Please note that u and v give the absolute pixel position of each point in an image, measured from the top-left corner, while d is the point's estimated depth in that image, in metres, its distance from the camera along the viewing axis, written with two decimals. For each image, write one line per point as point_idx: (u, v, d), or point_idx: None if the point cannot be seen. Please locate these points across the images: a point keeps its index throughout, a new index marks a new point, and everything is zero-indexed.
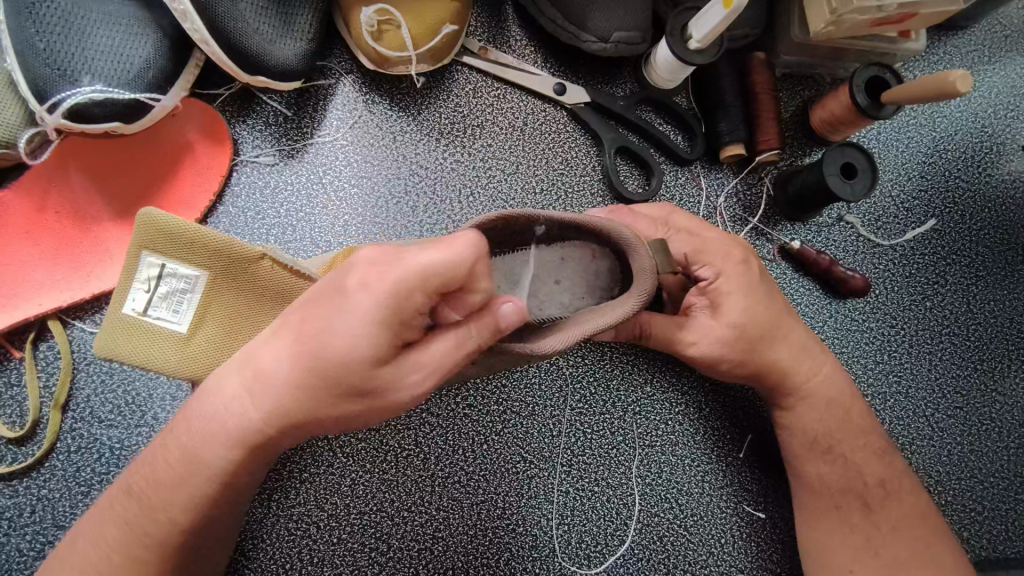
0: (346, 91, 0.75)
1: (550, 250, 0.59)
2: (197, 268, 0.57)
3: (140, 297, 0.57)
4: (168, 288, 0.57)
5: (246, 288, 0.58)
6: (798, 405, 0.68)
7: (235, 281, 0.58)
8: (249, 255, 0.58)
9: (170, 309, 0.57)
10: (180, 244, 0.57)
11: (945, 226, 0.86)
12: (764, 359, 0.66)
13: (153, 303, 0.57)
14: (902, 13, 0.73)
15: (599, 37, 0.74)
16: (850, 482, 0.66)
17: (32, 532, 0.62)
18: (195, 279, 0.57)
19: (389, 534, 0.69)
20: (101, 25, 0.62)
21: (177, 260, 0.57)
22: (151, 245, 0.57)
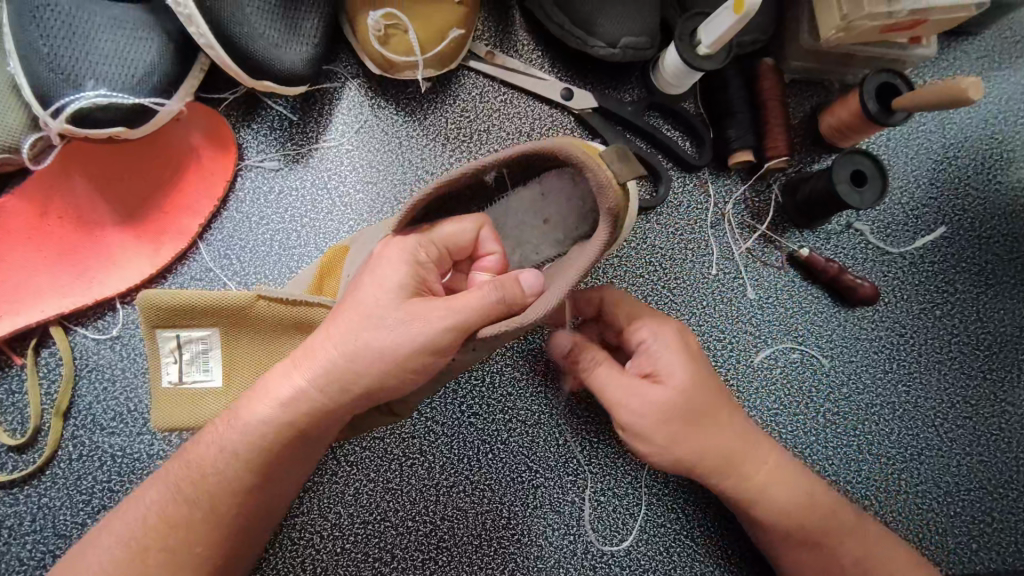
0: (352, 95, 0.75)
1: (531, 187, 0.60)
2: (207, 325, 0.58)
3: (172, 369, 0.58)
4: (191, 353, 0.58)
5: (254, 331, 0.58)
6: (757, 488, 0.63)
7: (246, 326, 0.58)
8: (244, 300, 0.57)
9: (200, 370, 0.58)
10: (190, 312, 0.57)
11: (955, 234, 0.85)
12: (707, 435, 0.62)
13: (184, 371, 0.58)
14: (912, 19, 0.72)
15: (607, 42, 0.74)
16: (823, 563, 0.65)
17: (33, 541, 0.61)
18: (211, 336, 0.58)
19: (393, 544, 0.68)
20: (104, 29, 0.61)
21: (191, 326, 0.57)
22: (166, 325, 0.57)
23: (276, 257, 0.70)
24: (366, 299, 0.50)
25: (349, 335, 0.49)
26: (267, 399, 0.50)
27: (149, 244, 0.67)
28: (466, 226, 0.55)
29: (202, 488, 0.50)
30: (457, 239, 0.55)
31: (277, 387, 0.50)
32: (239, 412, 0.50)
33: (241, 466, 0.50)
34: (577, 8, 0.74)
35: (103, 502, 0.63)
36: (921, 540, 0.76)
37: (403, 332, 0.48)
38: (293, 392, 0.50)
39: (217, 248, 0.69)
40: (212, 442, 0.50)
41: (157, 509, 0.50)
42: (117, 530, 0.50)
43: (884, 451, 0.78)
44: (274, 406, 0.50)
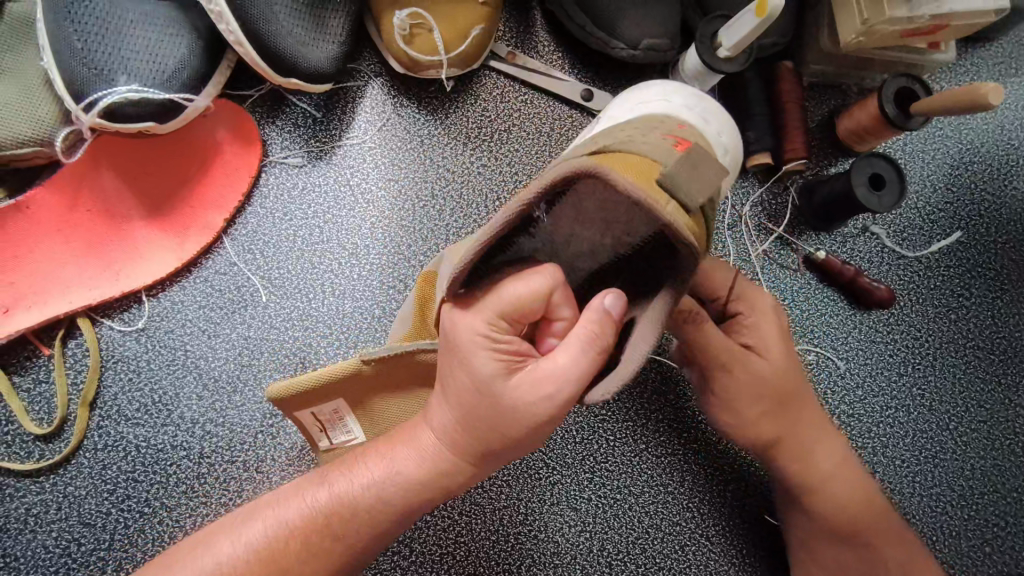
0: (375, 94, 0.76)
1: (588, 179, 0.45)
2: (334, 398, 0.57)
3: (319, 434, 0.60)
4: (330, 420, 0.59)
5: (383, 387, 0.57)
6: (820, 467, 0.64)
7: (362, 388, 0.57)
8: (353, 366, 0.54)
9: (347, 434, 0.60)
10: (317, 394, 0.56)
11: (970, 238, 0.85)
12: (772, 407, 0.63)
13: (331, 435, 0.60)
14: (932, 24, 0.73)
15: (629, 44, 0.74)
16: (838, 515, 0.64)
17: (59, 529, 0.62)
18: (340, 404, 0.58)
19: (413, 538, 0.69)
20: (136, 25, 0.62)
21: (319, 404, 0.57)
22: (302, 407, 0.57)
23: (298, 252, 0.71)
24: (463, 384, 0.48)
25: (474, 409, 0.48)
26: (413, 449, 0.52)
27: (174, 238, 0.68)
28: (532, 287, 0.46)
29: (341, 521, 0.51)
30: (521, 304, 0.46)
31: (424, 441, 0.52)
32: (389, 457, 0.52)
33: (381, 506, 0.52)
34: (599, 10, 0.74)
35: (127, 492, 0.64)
36: (934, 543, 0.76)
37: (524, 399, 0.47)
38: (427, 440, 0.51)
39: (241, 242, 0.70)
40: (362, 481, 0.52)
41: (299, 534, 0.51)
42: (240, 538, 0.52)
43: (899, 454, 0.79)
44: (416, 460, 0.52)
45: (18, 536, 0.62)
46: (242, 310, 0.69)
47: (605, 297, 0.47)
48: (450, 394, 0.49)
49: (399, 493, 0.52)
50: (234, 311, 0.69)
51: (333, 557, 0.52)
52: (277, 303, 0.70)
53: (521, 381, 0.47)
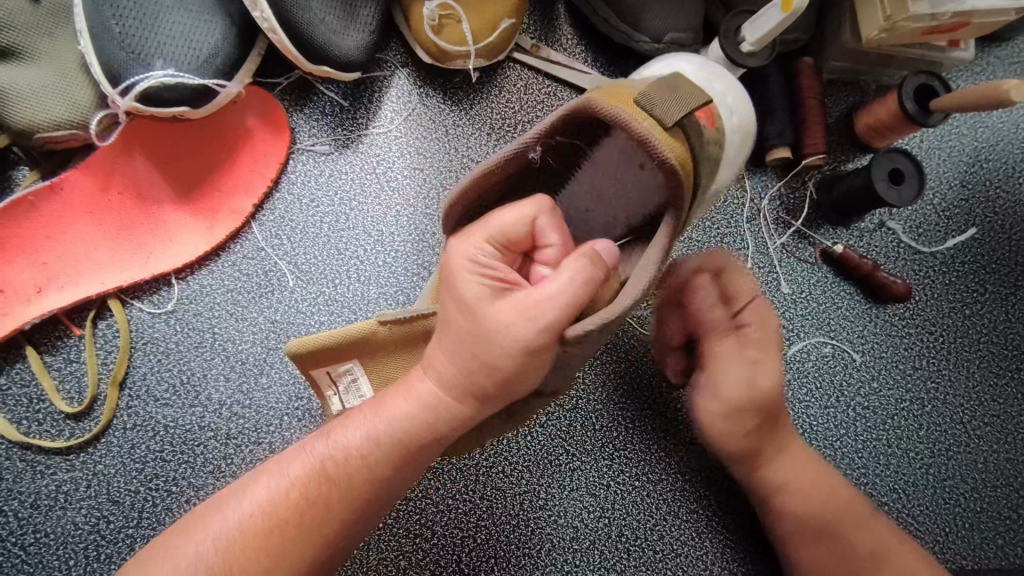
0: (401, 83, 0.76)
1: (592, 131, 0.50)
2: (350, 359, 0.58)
3: (334, 400, 0.61)
4: (344, 384, 0.60)
5: (394, 347, 0.58)
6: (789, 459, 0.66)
7: (377, 349, 0.58)
8: (371, 326, 0.56)
9: (357, 397, 0.60)
10: (334, 353, 0.57)
11: (985, 235, 0.86)
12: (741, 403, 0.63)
13: (342, 400, 0.61)
14: (954, 22, 0.74)
15: (653, 37, 0.75)
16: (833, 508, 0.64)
17: (88, 506, 0.63)
18: (354, 365, 0.59)
19: (434, 521, 0.70)
20: (172, 11, 0.63)
21: (336, 363, 0.58)
22: (317, 367, 0.58)
23: (325, 238, 0.72)
24: (455, 317, 0.49)
25: (467, 343, 0.48)
26: (408, 399, 0.51)
27: (204, 222, 0.69)
28: (518, 213, 0.50)
29: (343, 472, 0.51)
30: (509, 230, 0.50)
31: (417, 389, 0.52)
32: (380, 406, 0.52)
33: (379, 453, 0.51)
34: (624, 3, 0.75)
35: (155, 470, 0.65)
36: (947, 534, 0.77)
37: (507, 321, 0.46)
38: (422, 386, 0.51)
39: (269, 228, 0.71)
40: (354, 432, 0.52)
41: (298, 485, 0.50)
42: (241, 498, 0.50)
43: (913, 446, 0.79)
44: (410, 406, 0.51)
45: (48, 512, 0.63)
46: (269, 294, 0.70)
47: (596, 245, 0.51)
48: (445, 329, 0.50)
49: (399, 435, 0.51)
50: (261, 295, 0.70)
51: (337, 513, 0.50)
52: (303, 288, 0.71)
53: (504, 305, 0.47)
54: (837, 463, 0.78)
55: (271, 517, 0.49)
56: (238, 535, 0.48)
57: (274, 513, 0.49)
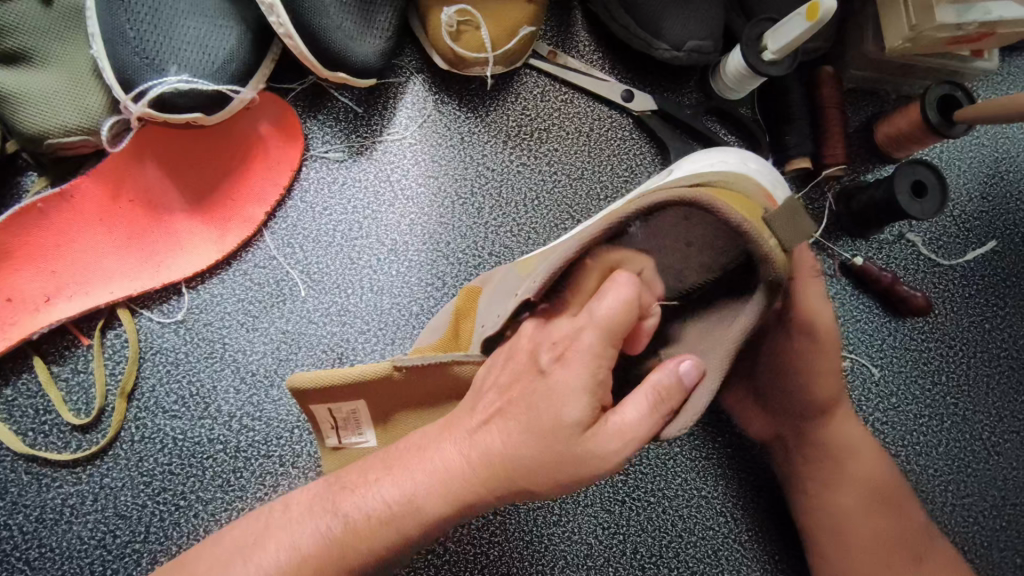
0: (416, 90, 0.75)
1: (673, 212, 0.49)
2: (354, 401, 0.54)
3: (333, 435, 0.57)
4: (346, 424, 0.56)
5: (403, 394, 0.54)
6: (858, 462, 0.65)
7: (386, 391, 0.54)
8: (382, 371, 0.52)
9: (359, 437, 0.57)
10: (337, 393, 0.54)
11: (1005, 248, 0.85)
12: (825, 392, 0.64)
13: (342, 435, 0.57)
14: (980, 32, 0.73)
15: (673, 45, 0.74)
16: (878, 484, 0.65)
17: (94, 520, 0.62)
18: (359, 407, 0.55)
19: (447, 537, 0.68)
20: (187, 15, 0.61)
21: (339, 403, 0.54)
22: (320, 402, 0.55)
23: (338, 248, 0.71)
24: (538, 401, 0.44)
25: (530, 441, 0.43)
26: (438, 478, 0.45)
27: (215, 231, 0.68)
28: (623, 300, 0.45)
29: (352, 552, 0.45)
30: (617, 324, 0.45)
31: (449, 469, 0.45)
32: (404, 482, 0.46)
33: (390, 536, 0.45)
34: (644, 10, 0.74)
35: (163, 484, 0.63)
36: (967, 552, 0.76)
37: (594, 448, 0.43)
38: (453, 465, 0.45)
39: (281, 236, 0.70)
40: (374, 505, 0.46)
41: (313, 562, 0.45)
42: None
43: (932, 462, 0.78)
44: (438, 484, 0.45)
45: (54, 527, 0.61)
46: (281, 304, 0.69)
47: (680, 364, 0.46)
48: (512, 423, 0.44)
49: (413, 525, 0.45)
50: (273, 305, 0.68)
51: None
52: (316, 298, 0.69)
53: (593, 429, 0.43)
54: None
55: None
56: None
57: None
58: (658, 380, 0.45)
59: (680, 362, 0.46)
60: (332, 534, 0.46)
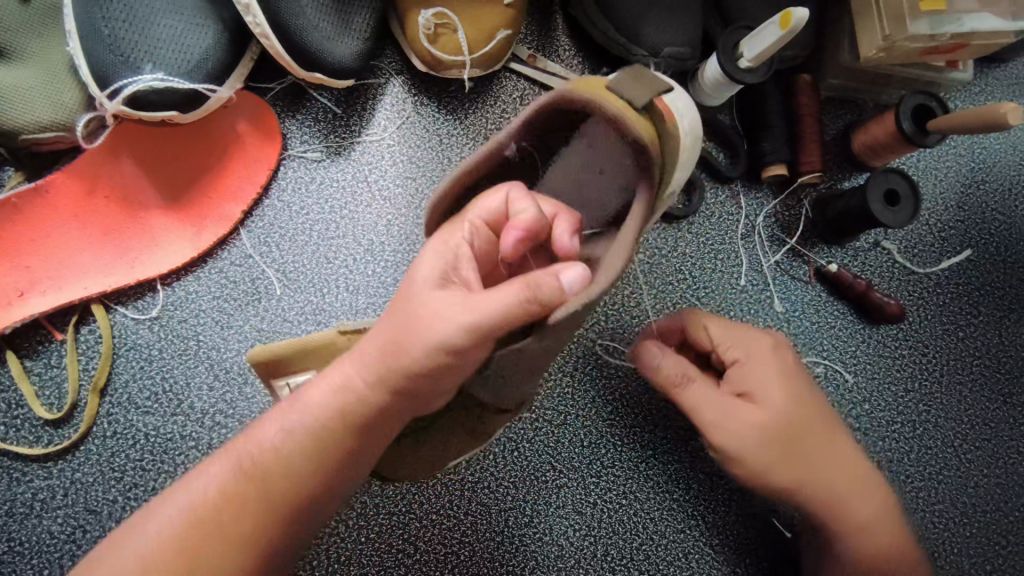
0: (395, 91, 0.76)
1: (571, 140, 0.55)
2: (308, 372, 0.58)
3: None
4: None
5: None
6: (845, 538, 0.64)
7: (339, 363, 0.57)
8: (331, 339, 0.56)
9: None
10: (292, 363, 0.57)
11: (980, 257, 0.86)
12: (776, 477, 0.62)
13: None
14: (953, 43, 0.73)
15: (650, 51, 0.75)
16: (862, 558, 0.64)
17: (64, 515, 0.62)
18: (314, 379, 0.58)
19: (417, 537, 0.69)
20: (164, 15, 0.62)
21: (294, 373, 0.58)
22: (279, 375, 0.58)
23: (314, 247, 0.71)
24: (401, 294, 0.47)
25: (393, 324, 0.46)
26: (326, 387, 0.47)
27: (192, 228, 0.68)
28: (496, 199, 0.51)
29: (258, 474, 0.47)
30: (491, 209, 0.51)
31: (336, 376, 0.47)
32: (301, 399, 0.48)
33: (300, 457, 0.47)
34: (622, 16, 0.75)
35: (134, 480, 0.63)
36: (936, 559, 0.77)
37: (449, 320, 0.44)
38: (337, 372, 0.47)
39: (257, 234, 0.70)
40: (276, 428, 0.48)
41: (222, 492, 0.48)
42: (178, 499, 0.48)
43: (903, 468, 0.79)
44: (326, 394, 0.47)
45: (24, 521, 0.62)
46: (256, 302, 0.69)
47: (563, 274, 0.47)
48: (385, 323, 0.46)
49: (306, 434, 0.47)
50: (248, 303, 0.69)
51: (250, 519, 0.47)
52: (292, 297, 0.70)
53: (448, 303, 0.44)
54: None
55: (186, 518, 0.47)
56: (158, 557, 0.46)
57: (193, 516, 0.47)
58: (537, 277, 0.46)
59: (566, 273, 0.47)
60: (240, 461, 0.48)
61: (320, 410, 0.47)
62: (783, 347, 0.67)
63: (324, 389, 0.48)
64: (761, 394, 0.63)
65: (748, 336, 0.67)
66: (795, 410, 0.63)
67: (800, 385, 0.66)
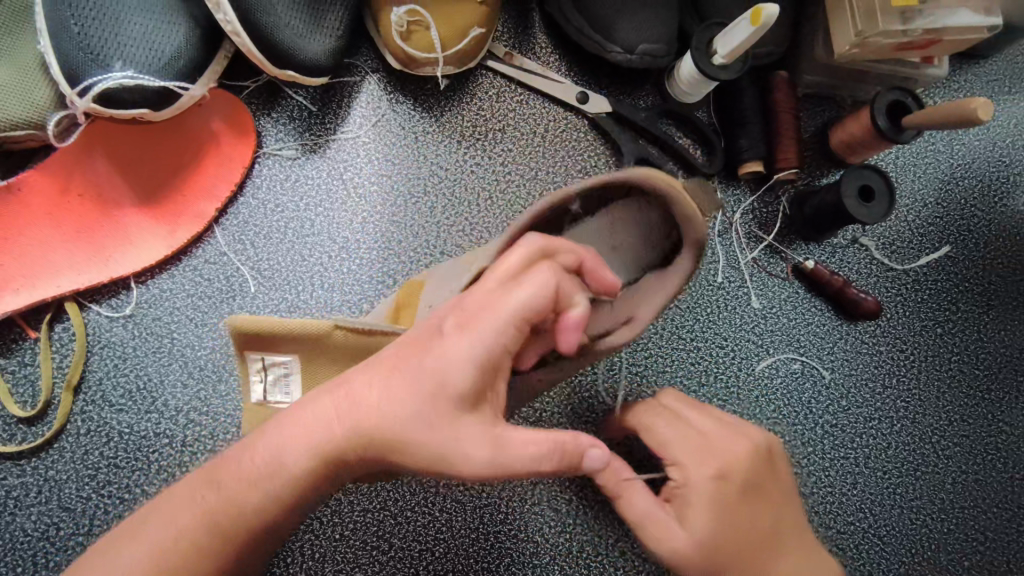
0: (371, 90, 0.76)
1: (598, 218, 0.57)
2: (286, 352, 0.56)
3: (258, 388, 0.58)
4: (275, 378, 0.57)
5: (336, 359, 0.56)
6: None
7: (324, 350, 0.55)
8: (321, 329, 0.55)
9: (283, 394, 0.57)
10: (275, 339, 0.56)
11: (959, 253, 0.86)
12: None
13: (268, 391, 0.57)
14: (926, 39, 0.74)
15: (624, 48, 0.75)
16: None
17: (38, 512, 0.62)
18: (293, 360, 0.56)
19: (392, 534, 0.69)
20: (135, 13, 0.62)
21: (274, 350, 0.56)
22: (255, 349, 0.56)
23: (289, 245, 0.71)
24: (424, 363, 0.42)
25: (401, 399, 0.42)
26: (309, 440, 0.42)
27: (166, 227, 0.69)
28: (537, 290, 0.43)
29: (227, 527, 0.43)
30: (536, 306, 0.43)
31: (321, 429, 0.42)
32: (275, 446, 0.43)
33: (280, 515, 0.43)
34: (596, 14, 0.75)
35: (108, 477, 0.63)
36: (913, 555, 0.77)
37: (466, 448, 0.42)
38: (328, 433, 0.42)
39: (232, 232, 0.70)
40: (251, 479, 0.43)
41: (187, 545, 0.42)
42: (140, 545, 0.42)
43: (881, 465, 0.79)
44: (309, 446, 0.42)
45: None
46: (230, 300, 0.69)
47: (592, 448, 0.47)
48: (395, 390, 0.42)
49: (285, 487, 0.42)
50: (222, 301, 0.69)
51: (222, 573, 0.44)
52: (266, 294, 0.70)
53: (467, 429, 0.42)
54: (804, 482, 0.77)
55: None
56: None
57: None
58: (566, 441, 0.46)
59: (593, 446, 0.48)
60: (205, 511, 0.43)
61: (299, 470, 0.42)
62: (725, 477, 0.56)
63: (302, 445, 0.42)
64: (688, 513, 0.55)
65: (699, 456, 0.58)
66: (719, 543, 0.54)
67: (745, 515, 0.56)
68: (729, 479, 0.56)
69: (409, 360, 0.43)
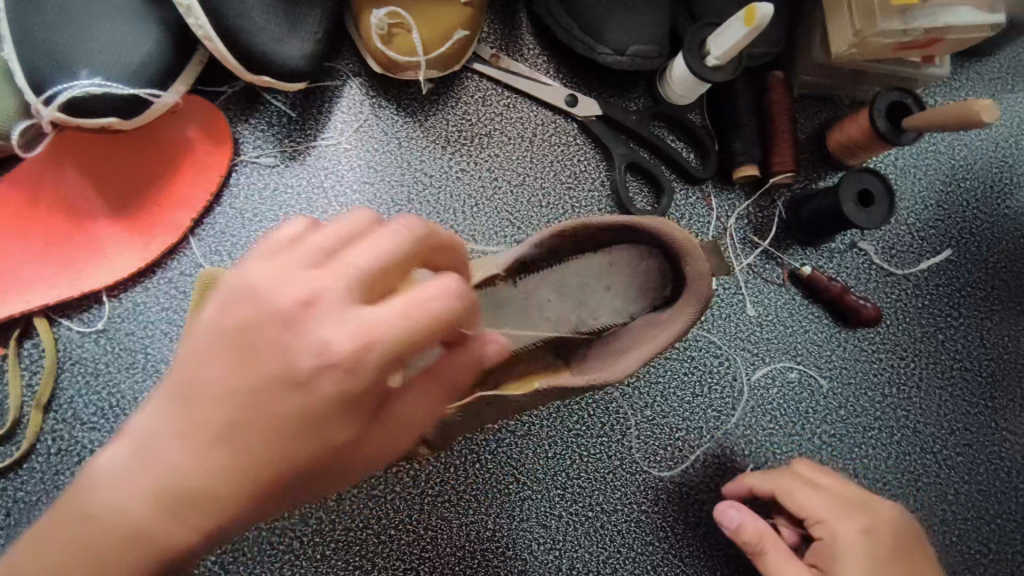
0: (353, 94, 0.73)
1: (598, 255, 0.62)
2: None
3: None
4: None
5: None
6: None
7: None
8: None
9: None
10: None
11: (961, 257, 0.83)
12: None
13: None
14: (926, 37, 0.71)
15: (614, 50, 0.73)
16: None
17: (6, 535, 0.60)
18: None
19: (374, 553, 0.66)
20: (103, 18, 0.60)
21: None
22: None
23: None
24: (263, 363, 0.36)
25: (245, 403, 0.36)
26: (154, 467, 0.36)
27: (140, 238, 0.66)
28: (451, 301, 0.36)
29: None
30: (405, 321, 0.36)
31: (161, 456, 0.37)
32: (117, 477, 0.37)
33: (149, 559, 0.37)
34: (585, 14, 0.73)
35: None
36: None
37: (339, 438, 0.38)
38: (168, 450, 0.36)
39: (208, 243, 0.68)
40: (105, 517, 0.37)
41: None
42: None
43: (881, 476, 0.77)
44: (159, 471, 0.36)
45: None
46: None
47: (490, 346, 0.46)
48: (231, 386, 0.36)
49: (144, 536, 0.37)
50: None
51: None
52: None
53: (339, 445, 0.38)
54: None
55: None
56: None
57: None
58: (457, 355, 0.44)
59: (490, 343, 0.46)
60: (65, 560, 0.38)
61: (144, 508, 0.37)
62: (874, 533, 0.59)
63: (140, 481, 0.37)
64: (842, 568, 0.57)
65: (846, 511, 0.60)
66: None
67: (896, 570, 0.57)
68: (878, 534, 0.59)
69: (246, 368, 0.36)
